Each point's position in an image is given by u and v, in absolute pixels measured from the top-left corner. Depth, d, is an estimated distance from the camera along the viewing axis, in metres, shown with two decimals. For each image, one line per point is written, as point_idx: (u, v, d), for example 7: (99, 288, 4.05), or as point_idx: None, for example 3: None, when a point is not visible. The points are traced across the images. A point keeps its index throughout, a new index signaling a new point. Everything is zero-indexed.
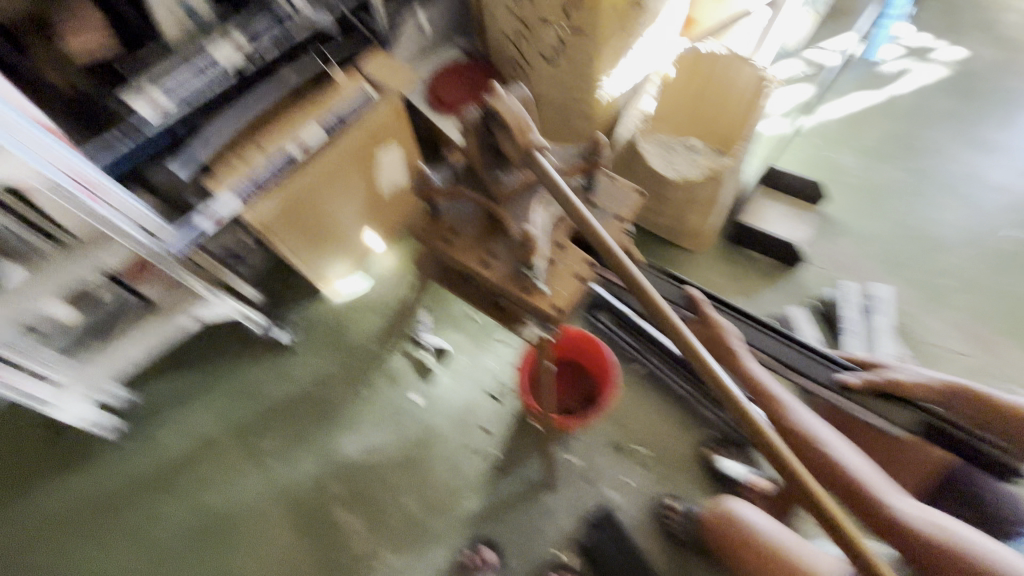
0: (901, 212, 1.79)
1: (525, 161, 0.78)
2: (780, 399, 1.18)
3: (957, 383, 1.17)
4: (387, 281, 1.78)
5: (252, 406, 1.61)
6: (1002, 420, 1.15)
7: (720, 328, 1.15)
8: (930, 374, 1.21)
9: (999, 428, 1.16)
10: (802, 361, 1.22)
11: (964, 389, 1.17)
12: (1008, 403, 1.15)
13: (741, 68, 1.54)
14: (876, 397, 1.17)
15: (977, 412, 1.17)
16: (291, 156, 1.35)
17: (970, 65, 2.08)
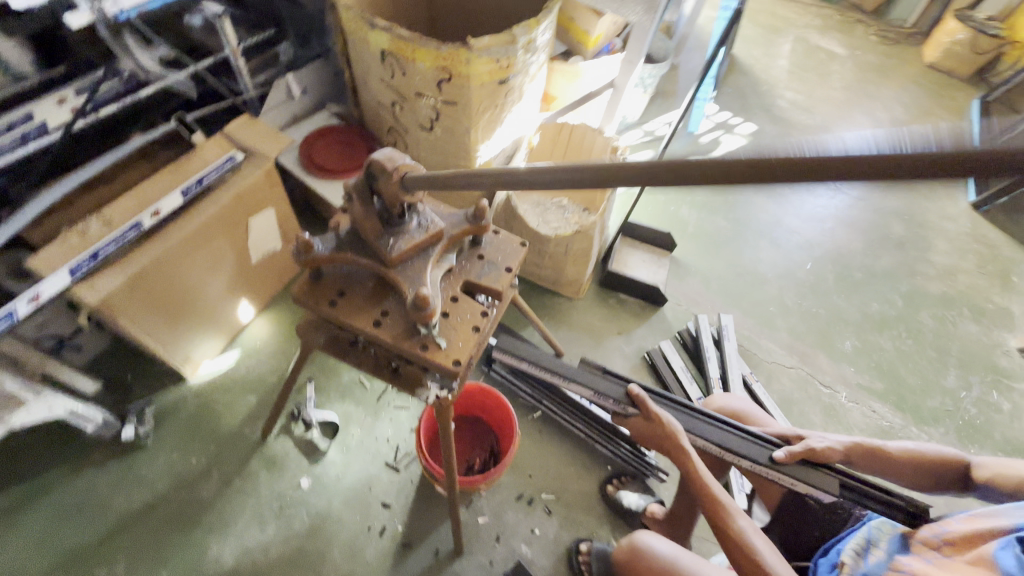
0: (731, 253, 2.16)
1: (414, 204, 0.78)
2: (723, 498, 1.03)
3: (864, 441, 1.17)
4: (262, 354, 1.62)
5: (87, 525, 1.31)
6: (909, 468, 1.14)
7: (666, 426, 1.09)
8: (839, 436, 1.20)
9: (905, 475, 1.15)
10: (735, 441, 1.15)
11: (869, 444, 1.17)
12: (906, 449, 1.15)
13: (594, 139, 1.77)
14: (809, 469, 1.10)
15: (887, 467, 1.16)
16: (141, 223, 1.22)
17: (761, 137, 2.65)
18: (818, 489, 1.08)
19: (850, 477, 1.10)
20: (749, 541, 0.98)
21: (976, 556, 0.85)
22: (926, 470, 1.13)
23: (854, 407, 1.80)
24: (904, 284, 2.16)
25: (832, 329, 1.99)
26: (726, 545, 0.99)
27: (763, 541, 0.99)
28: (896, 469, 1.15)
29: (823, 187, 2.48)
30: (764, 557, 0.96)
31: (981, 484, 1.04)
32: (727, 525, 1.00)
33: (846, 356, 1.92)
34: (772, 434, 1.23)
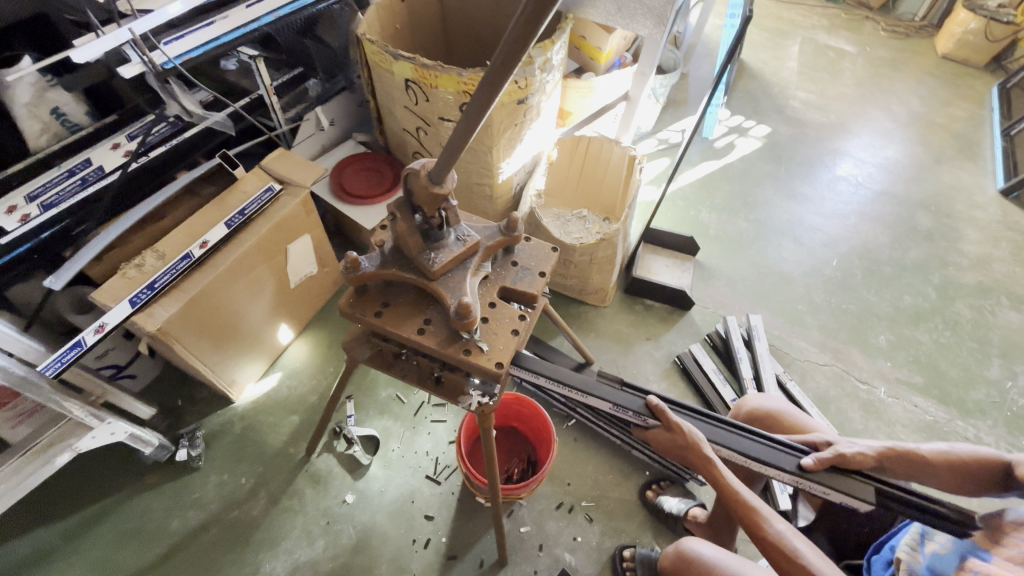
0: (755, 254, 2.16)
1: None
2: (756, 504, 1.01)
3: (896, 445, 1.11)
4: (303, 375, 1.68)
5: (146, 546, 1.37)
6: (944, 470, 1.09)
7: (687, 436, 1.01)
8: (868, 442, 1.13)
9: (938, 478, 1.09)
10: (760, 449, 1.03)
11: (904, 448, 1.10)
12: (940, 450, 1.10)
13: (612, 149, 1.82)
14: (840, 476, 1.00)
15: (921, 470, 1.10)
16: (192, 254, 1.31)
17: (776, 138, 2.66)
18: (853, 498, 0.99)
19: (887, 484, 1.00)
20: (791, 547, 0.94)
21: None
22: (964, 472, 1.08)
23: (894, 402, 1.76)
24: (936, 275, 2.13)
25: (865, 324, 1.96)
26: (768, 554, 0.96)
27: (807, 546, 0.96)
28: (932, 473, 1.09)
29: (843, 183, 2.47)
30: (810, 562, 0.92)
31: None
32: (765, 534, 0.97)
33: (882, 351, 1.89)
34: (799, 441, 1.16)
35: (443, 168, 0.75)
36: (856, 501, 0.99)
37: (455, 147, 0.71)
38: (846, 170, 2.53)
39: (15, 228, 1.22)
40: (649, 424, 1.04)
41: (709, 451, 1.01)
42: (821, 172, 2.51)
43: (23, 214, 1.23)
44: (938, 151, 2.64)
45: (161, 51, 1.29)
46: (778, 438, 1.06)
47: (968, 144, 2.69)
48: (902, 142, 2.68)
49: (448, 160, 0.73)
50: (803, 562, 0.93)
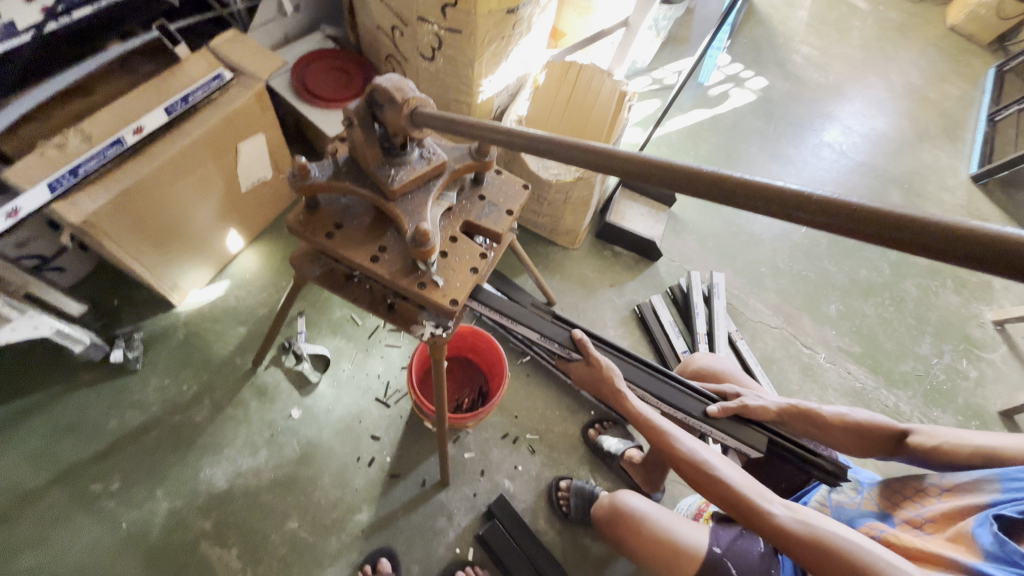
0: (729, 212, 2.15)
1: (415, 124, 0.75)
2: (665, 427, 1.04)
3: (801, 404, 1.16)
4: (252, 286, 1.60)
5: (81, 442, 1.33)
6: (842, 433, 1.13)
7: (603, 368, 1.08)
8: (776, 399, 1.19)
9: (838, 440, 1.14)
10: (669, 392, 1.13)
11: (807, 408, 1.16)
12: (840, 414, 1.14)
13: (602, 81, 1.72)
14: (739, 424, 1.11)
15: (820, 429, 1.15)
16: (124, 141, 1.16)
17: (771, 94, 2.57)
18: (747, 444, 1.10)
19: (780, 437, 1.11)
20: (703, 461, 0.99)
21: (954, 531, 0.87)
22: (861, 435, 1.12)
23: (831, 368, 1.86)
24: (893, 252, 2.19)
25: (820, 292, 2.02)
26: (681, 470, 1.00)
27: (715, 455, 1.00)
28: (829, 434, 1.14)
29: (827, 149, 2.44)
30: (721, 472, 0.97)
31: (915, 452, 1.05)
32: (678, 452, 1.00)
33: (830, 319, 1.97)
34: (710, 390, 1.22)
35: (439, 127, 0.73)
36: (748, 447, 1.10)
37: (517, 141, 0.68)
38: (833, 136, 2.49)
39: None
40: (572, 357, 1.11)
41: (620, 382, 1.08)
42: (808, 135, 2.46)
43: None
44: (923, 128, 2.63)
45: None
46: (692, 384, 1.16)
47: (954, 125, 2.68)
48: (892, 115, 2.64)
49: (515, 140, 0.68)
50: (714, 473, 0.97)
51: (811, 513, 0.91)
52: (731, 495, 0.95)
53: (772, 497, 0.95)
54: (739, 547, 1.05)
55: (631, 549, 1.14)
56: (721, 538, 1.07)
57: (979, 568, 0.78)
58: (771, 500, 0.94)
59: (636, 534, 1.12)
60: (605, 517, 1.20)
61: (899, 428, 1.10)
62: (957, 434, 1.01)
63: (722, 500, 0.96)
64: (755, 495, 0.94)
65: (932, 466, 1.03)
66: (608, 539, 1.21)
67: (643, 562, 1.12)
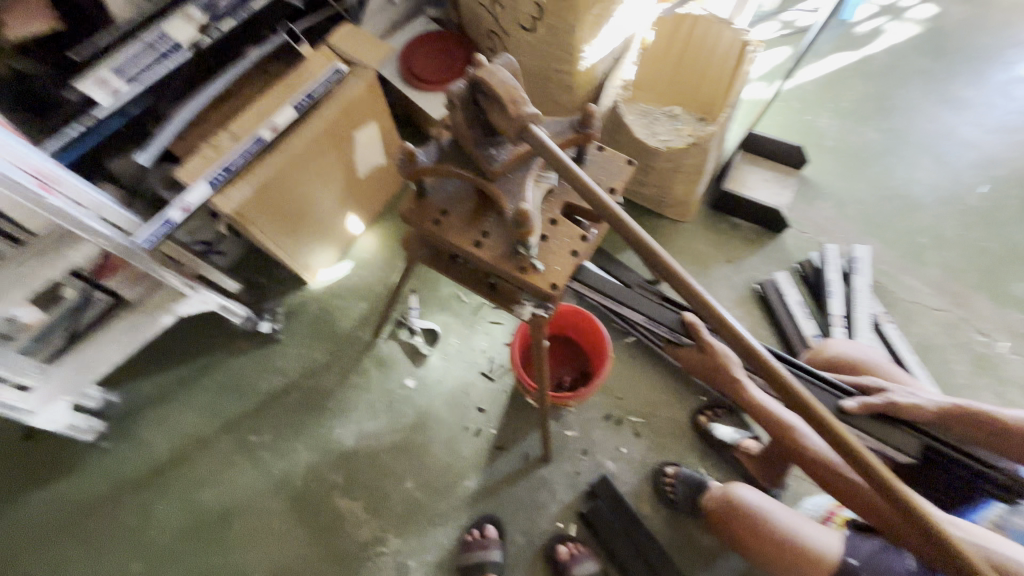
0: (878, 173, 1.82)
1: (522, 137, 0.74)
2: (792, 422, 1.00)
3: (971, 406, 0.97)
4: (371, 265, 1.74)
5: (241, 399, 1.58)
6: None
7: (717, 355, 1.00)
8: (934, 396, 1.00)
9: None
10: (798, 386, 1.02)
11: (979, 412, 0.96)
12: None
13: (721, 32, 1.52)
14: (885, 424, 0.96)
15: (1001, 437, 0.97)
16: (262, 137, 1.29)
17: (943, 23, 2.09)
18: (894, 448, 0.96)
19: (940, 443, 0.95)
20: (840, 464, 0.96)
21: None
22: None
23: (1016, 360, 1.52)
24: None
25: (1003, 267, 1.65)
26: (814, 470, 0.98)
27: (850, 458, 0.97)
28: (1010, 442, 0.94)
29: (1023, 87, 1.94)
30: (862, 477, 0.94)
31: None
32: (811, 452, 0.98)
33: (1016, 301, 1.60)
34: (847, 381, 1.06)
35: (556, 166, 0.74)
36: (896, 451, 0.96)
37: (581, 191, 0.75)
38: None
39: (106, 102, 1.21)
40: (683, 342, 1.05)
41: (738, 370, 0.99)
42: (995, 70, 1.98)
43: (112, 88, 1.21)
44: None
45: None
46: (824, 376, 1.04)
47: None
48: None
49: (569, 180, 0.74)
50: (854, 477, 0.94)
51: (964, 525, 0.88)
52: (876, 502, 0.91)
53: (919, 506, 0.92)
54: (882, 560, 0.93)
55: (745, 546, 1.06)
56: (858, 550, 0.95)
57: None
58: None
59: (751, 530, 1.04)
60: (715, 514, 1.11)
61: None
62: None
63: (864, 508, 0.91)
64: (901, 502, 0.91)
65: None
66: (720, 533, 1.12)
67: (757, 560, 1.05)
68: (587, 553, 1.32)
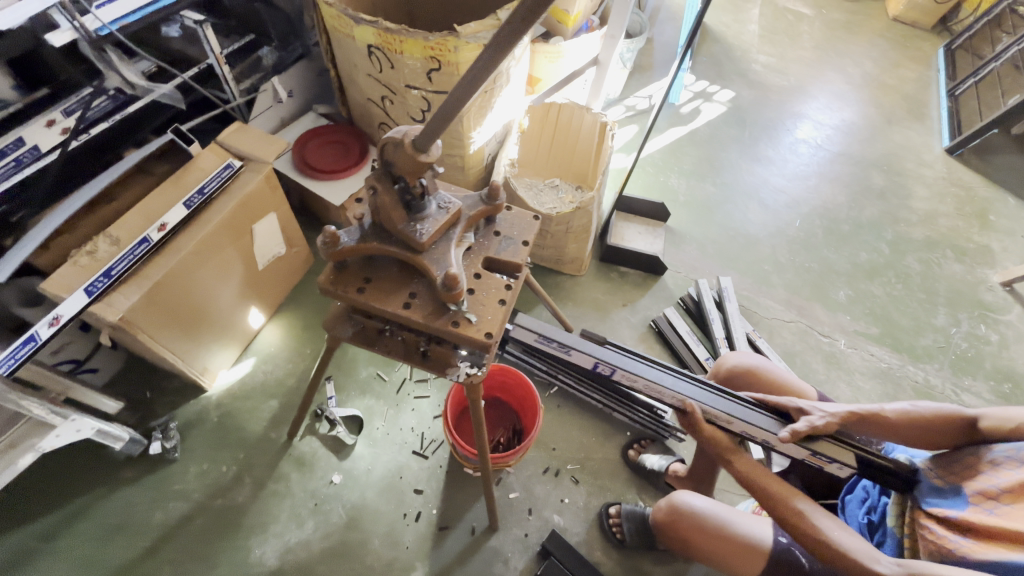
0: (722, 218, 2.22)
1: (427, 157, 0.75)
2: (774, 486, 1.01)
3: (861, 408, 1.07)
4: (278, 358, 1.64)
5: (128, 541, 1.33)
6: (904, 430, 1.07)
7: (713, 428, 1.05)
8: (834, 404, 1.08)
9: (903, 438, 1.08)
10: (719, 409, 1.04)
11: (869, 412, 1.07)
12: (903, 410, 1.07)
13: (583, 115, 1.81)
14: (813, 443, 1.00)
15: (880, 427, 1.08)
16: (150, 238, 1.22)
17: (740, 102, 2.71)
18: (841, 463, 1.00)
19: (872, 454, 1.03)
20: (813, 524, 0.96)
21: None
22: (923, 429, 1.06)
23: (853, 352, 1.88)
24: (888, 232, 2.24)
25: (826, 280, 2.06)
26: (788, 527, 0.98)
27: (829, 521, 0.97)
28: (895, 431, 1.07)
29: (804, 145, 2.54)
30: (832, 535, 0.94)
31: (989, 436, 0.98)
32: (787, 511, 0.98)
33: (841, 305, 2.00)
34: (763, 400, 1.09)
35: (434, 134, 0.71)
36: (843, 465, 1.00)
37: (450, 109, 0.68)
38: (806, 132, 2.60)
39: None
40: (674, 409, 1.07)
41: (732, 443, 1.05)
42: (783, 135, 2.58)
43: None
44: (890, 112, 2.75)
45: (93, 15, 1.22)
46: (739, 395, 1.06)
47: (917, 105, 2.81)
48: (857, 104, 2.77)
49: (442, 126, 0.70)
50: (824, 534, 0.94)
51: (925, 564, 0.87)
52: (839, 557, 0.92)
53: (880, 555, 0.90)
54: None
55: (694, 546, 1.12)
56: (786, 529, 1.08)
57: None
58: (881, 559, 0.90)
59: (698, 531, 1.10)
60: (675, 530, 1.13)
61: (967, 414, 1.03)
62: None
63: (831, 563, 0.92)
64: (862, 555, 0.90)
65: None
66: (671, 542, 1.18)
67: (712, 561, 1.10)
68: None
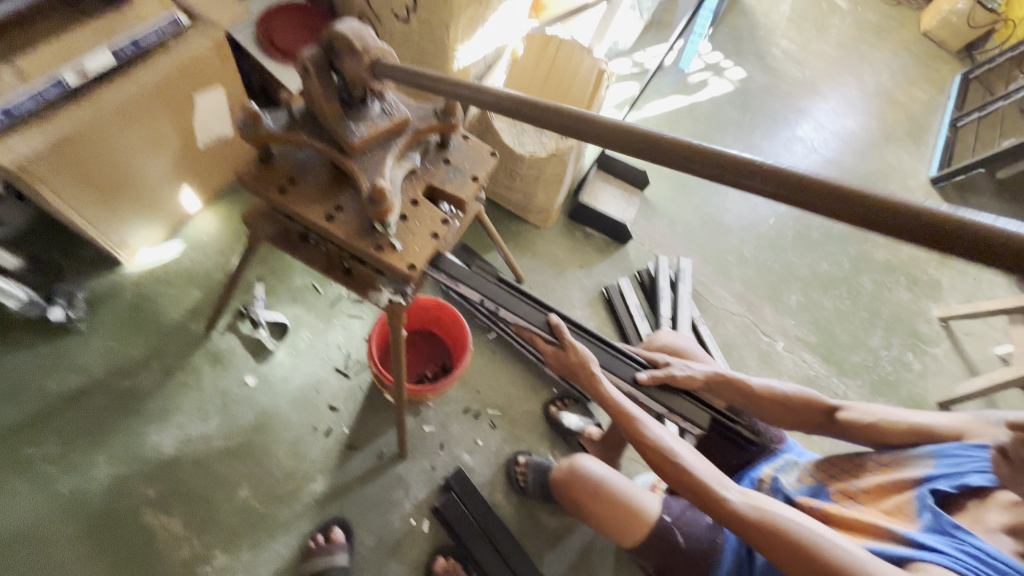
0: (700, 200, 2.17)
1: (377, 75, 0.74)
2: (634, 412, 1.03)
3: (727, 374, 1.21)
4: (210, 248, 1.53)
5: (19, 403, 1.27)
6: (768, 403, 1.20)
7: (579, 354, 1.04)
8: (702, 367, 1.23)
9: (766, 411, 1.20)
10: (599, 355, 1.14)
11: (735, 379, 1.20)
12: (769, 386, 1.20)
13: (582, 58, 1.66)
14: (668, 394, 1.12)
15: (747, 397, 1.20)
16: (64, 82, 1.06)
17: (750, 84, 2.59)
18: (689, 420, 1.11)
19: (721, 414, 1.16)
20: (667, 446, 0.98)
21: (893, 505, 0.95)
22: (786, 408, 1.19)
23: (787, 356, 1.92)
24: (853, 248, 2.26)
25: (782, 283, 2.07)
26: (644, 453, 1.00)
27: (680, 444, 1.00)
28: (756, 403, 1.20)
29: (799, 144, 2.48)
30: (682, 458, 0.97)
31: (848, 428, 1.11)
32: (645, 439, 1.00)
33: (789, 309, 2.03)
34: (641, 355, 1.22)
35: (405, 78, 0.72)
36: (691, 423, 1.12)
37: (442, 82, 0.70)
38: (806, 131, 2.53)
39: None
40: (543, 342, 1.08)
41: (596, 367, 1.04)
42: (783, 129, 2.50)
43: None
44: (891, 128, 2.70)
45: None
46: (623, 349, 1.17)
47: (919, 128, 2.76)
48: (863, 114, 2.70)
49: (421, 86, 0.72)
50: (669, 452, 0.98)
51: (765, 499, 0.92)
52: (692, 482, 0.95)
53: (728, 483, 0.95)
54: (687, 517, 1.09)
55: (586, 512, 1.16)
56: (672, 508, 1.10)
57: (916, 540, 0.87)
58: (728, 486, 0.94)
59: (591, 495, 1.14)
60: (566, 483, 1.19)
61: (829, 403, 1.16)
62: (887, 411, 1.08)
63: (681, 485, 0.96)
64: (712, 481, 0.94)
65: (858, 439, 1.10)
66: (562, 497, 1.23)
67: (594, 520, 1.15)
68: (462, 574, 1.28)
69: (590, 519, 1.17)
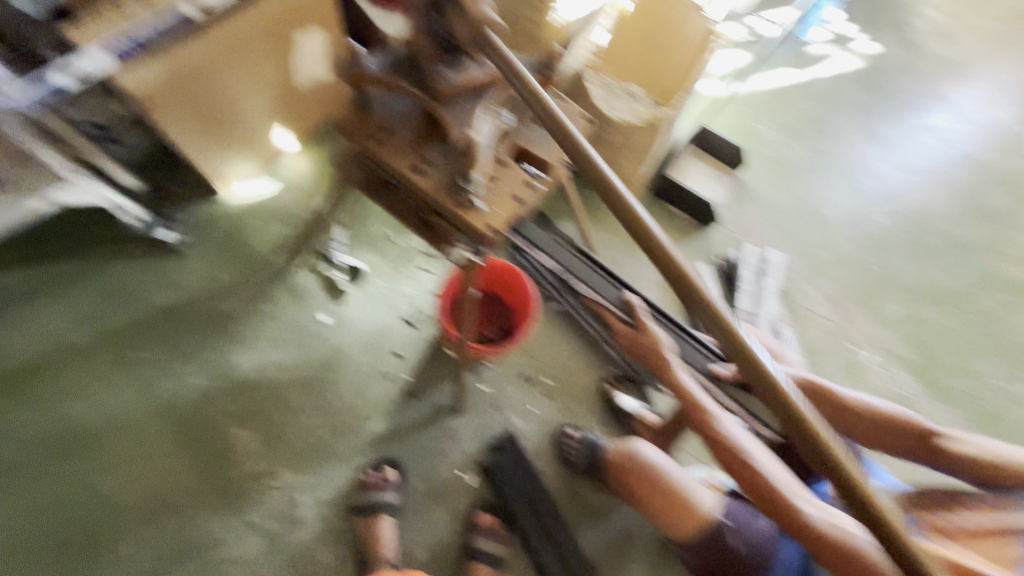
0: (801, 188, 1.97)
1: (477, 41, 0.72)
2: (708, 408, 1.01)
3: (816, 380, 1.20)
4: (299, 188, 1.61)
5: (128, 310, 1.42)
6: (864, 423, 1.16)
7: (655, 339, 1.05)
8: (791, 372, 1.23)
9: (859, 429, 1.17)
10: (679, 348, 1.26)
11: (827, 390, 1.18)
12: (864, 403, 1.17)
13: (690, 16, 1.44)
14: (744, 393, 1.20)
15: (840, 412, 1.17)
16: (186, 15, 1.10)
17: (881, 61, 2.28)
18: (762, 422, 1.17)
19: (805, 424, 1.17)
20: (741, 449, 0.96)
21: (994, 551, 0.92)
22: (883, 429, 1.15)
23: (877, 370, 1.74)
24: (979, 261, 1.97)
25: (883, 290, 1.86)
26: (716, 452, 0.98)
27: (754, 447, 0.99)
28: (850, 419, 1.17)
29: (931, 134, 2.17)
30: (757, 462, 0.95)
31: (950, 458, 1.08)
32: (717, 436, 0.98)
33: (887, 320, 1.82)
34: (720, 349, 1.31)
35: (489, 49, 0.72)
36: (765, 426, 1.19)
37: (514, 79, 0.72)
38: (942, 120, 2.20)
39: None
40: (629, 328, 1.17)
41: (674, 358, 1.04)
42: (913, 115, 2.19)
43: None
44: None
45: None
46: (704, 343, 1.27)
47: None
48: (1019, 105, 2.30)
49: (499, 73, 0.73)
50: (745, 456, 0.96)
51: (843, 518, 0.91)
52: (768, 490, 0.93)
53: (805, 496, 0.93)
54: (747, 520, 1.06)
55: (637, 498, 1.14)
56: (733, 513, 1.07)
57: None
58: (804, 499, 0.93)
59: (644, 480, 1.13)
60: (619, 465, 1.18)
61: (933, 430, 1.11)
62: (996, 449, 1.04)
63: (754, 490, 0.95)
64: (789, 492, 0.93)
65: (960, 473, 1.06)
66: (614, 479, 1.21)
67: (644, 508, 1.13)
68: (501, 533, 1.31)
69: (639, 505, 1.15)
